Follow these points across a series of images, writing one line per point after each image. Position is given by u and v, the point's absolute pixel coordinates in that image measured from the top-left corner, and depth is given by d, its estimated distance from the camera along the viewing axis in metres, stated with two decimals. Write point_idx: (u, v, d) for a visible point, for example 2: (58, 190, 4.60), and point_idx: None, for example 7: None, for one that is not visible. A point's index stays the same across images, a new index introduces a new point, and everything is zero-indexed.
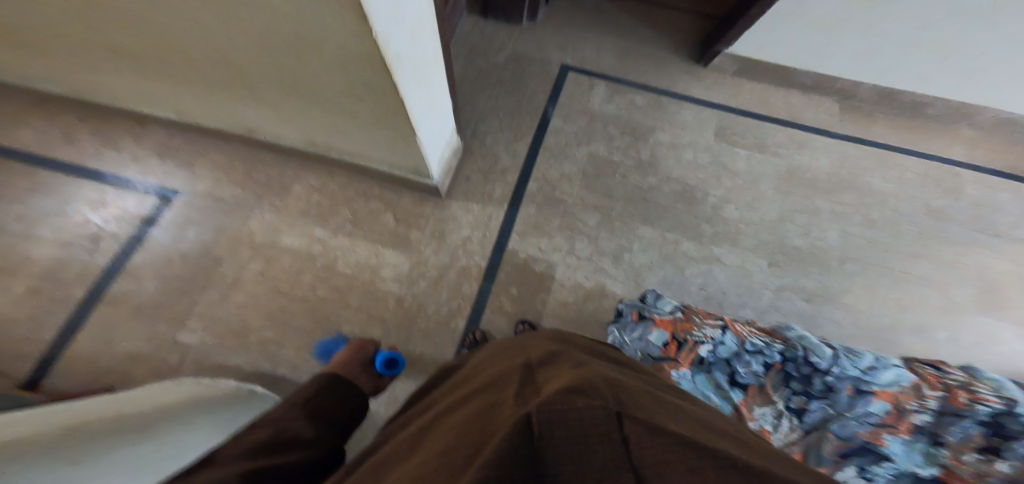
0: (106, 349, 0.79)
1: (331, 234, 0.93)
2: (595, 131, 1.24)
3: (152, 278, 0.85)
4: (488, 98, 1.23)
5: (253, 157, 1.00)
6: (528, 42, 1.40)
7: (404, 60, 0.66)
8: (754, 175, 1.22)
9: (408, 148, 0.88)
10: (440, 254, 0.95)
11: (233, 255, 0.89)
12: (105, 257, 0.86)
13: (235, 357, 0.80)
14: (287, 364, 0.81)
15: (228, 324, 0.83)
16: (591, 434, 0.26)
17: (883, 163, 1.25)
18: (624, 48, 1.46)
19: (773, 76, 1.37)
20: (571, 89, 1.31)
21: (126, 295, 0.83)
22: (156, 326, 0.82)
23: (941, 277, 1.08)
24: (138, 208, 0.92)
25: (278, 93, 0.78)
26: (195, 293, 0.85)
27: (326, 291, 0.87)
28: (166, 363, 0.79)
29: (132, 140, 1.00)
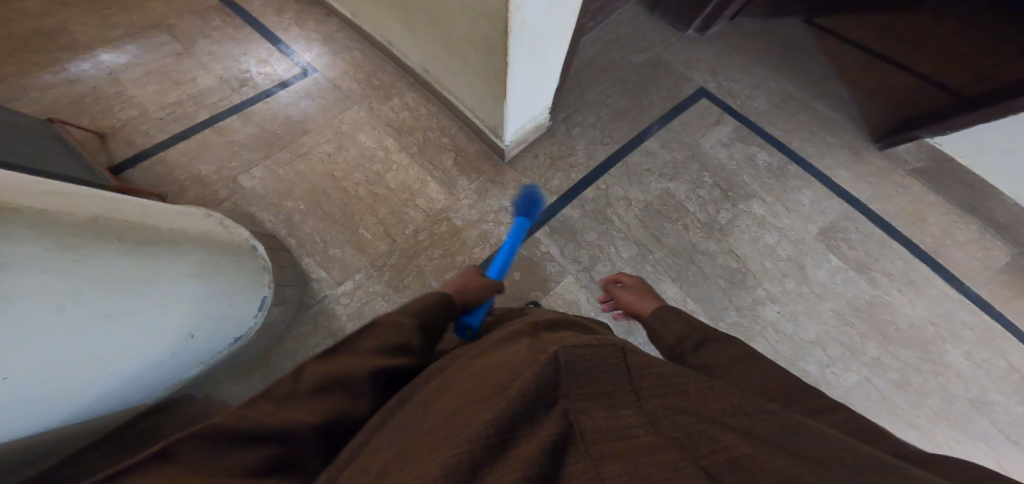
0: (187, 164, 1.00)
1: (397, 149, 1.04)
2: (686, 168, 1.17)
3: (255, 125, 1.05)
4: (601, 93, 1.20)
5: (378, 61, 1.13)
6: (681, 51, 1.30)
7: (525, 26, 0.70)
8: (825, 290, 1.08)
9: (493, 105, 0.92)
10: (472, 209, 1.02)
11: (318, 133, 1.05)
12: (236, 96, 1.07)
13: (264, 212, 0.97)
14: (297, 238, 0.96)
15: (282, 184, 1.00)
16: (603, 363, 0.38)
17: (984, 343, 1.02)
18: (783, 95, 1.29)
19: (965, 192, 1.13)
20: (692, 116, 1.22)
21: (229, 130, 1.04)
22: (231, 163, 1.01)
23: (908, 445, 0.94)
24: (285, 74, 1.10)
25: (416, 16, 0.87)
26: (274, 149, 1.02)
27: (366, 193, 1.00)
28: (216, 194, 0.97)
29: (304, 15, 1.19)
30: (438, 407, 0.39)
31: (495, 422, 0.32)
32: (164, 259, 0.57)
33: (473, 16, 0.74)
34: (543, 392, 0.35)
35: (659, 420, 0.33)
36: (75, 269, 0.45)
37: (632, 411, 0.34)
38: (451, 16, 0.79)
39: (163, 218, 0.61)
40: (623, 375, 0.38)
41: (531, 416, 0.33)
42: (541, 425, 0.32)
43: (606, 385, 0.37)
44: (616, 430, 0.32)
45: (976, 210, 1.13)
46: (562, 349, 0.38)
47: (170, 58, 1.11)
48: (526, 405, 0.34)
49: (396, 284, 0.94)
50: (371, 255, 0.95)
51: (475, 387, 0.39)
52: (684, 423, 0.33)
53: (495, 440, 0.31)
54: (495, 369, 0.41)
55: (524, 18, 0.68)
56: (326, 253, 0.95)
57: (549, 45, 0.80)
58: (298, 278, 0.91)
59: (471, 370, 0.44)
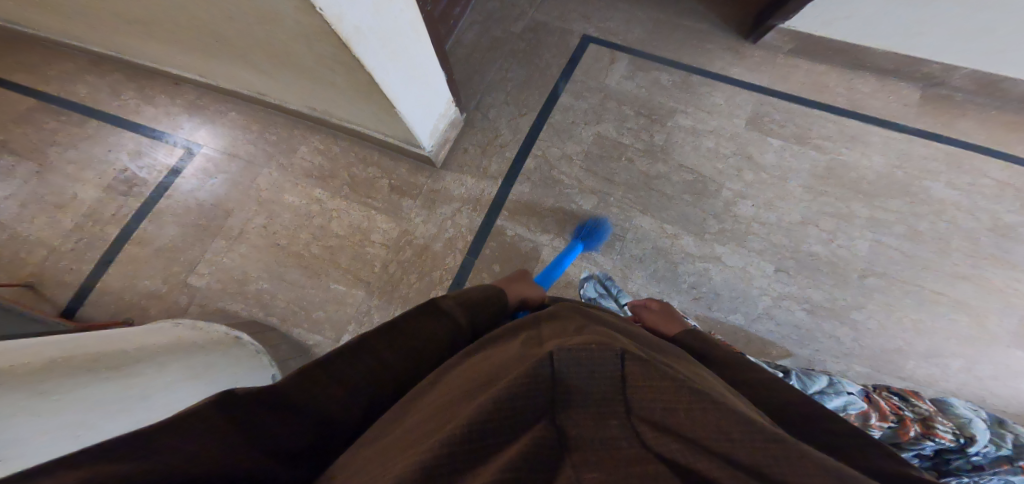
0: (130, 285, 0.91)
1: (329, 195, 0.99)
2: (606, 110, 1.19)
3: (170, 222, 0.97)
4: (499, 70, 1.21)
5: (267, 118, 1.06)
6: (551, 10, 1.33)
7: (368, 33, 0.67)
8: (784, 169, 1.14)
9: (392, 117, 0.89)
10: (428, 225, 0.98)
11: (241, 209, 0.98)
12: (135, 201, 0.99)
13: (234, 303, 0.90)
14: (278, 315, 0.90)
15: (229, 270, 0.93)
16: (599, 369, 0.35)
17: (955, 166, 1.11)
18: (657, 20, 1.37)
19: (841, 56, 1.23)
20: (588, 64, 1.26)
21: (147, 237, 0.95)
22: (173, 269, 0.93)
23: (983, 303, 0.99)
24: (166, 157, 1.03)
25: (270, 62, 0.83)
26: (202, 240, 0.95)
27: (318, 248, 0.94)
28: (178, 303, 0.90)
29: (166, 97, 1.10)
30: (424, 411, 0.37)
31: (483, 420, 0.31)
32: (151, 375, 0.55)
33: (316, 39, 0.68)
34: (530, 396, 0.33)
35: (643, 433, 0.32)
36: (70, 408, 0.45)
37: (620, 425, 0.33)
38: (297, 52, 0.75)
39: (121, 342, 0.59)
40: (616, 384, 0.35)
41: (515, 420, 0.31)
42: (528, 429, 0.31)
43: (598, 392, 0.34)
44: (600, 441, 0.31)
45: (861, 65, 1.23)
46: (561, 353, 0.35)
47: (32, 180, 1.01)
48: (514, 407, 0.32)
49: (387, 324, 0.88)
50: (353, 304, 0.91)
51: (462, 389, 0.37)
52: (669, 442, 0.31)
53: (482, 437, 0.30)
54: (486, 368, 0.40)
55: (356, 23, 0.64)
56: (312, 318, 0.90)
57: (410, 40, 0.77)
58: (297, 351, 0.84)
59: (462, 371, 0.41)
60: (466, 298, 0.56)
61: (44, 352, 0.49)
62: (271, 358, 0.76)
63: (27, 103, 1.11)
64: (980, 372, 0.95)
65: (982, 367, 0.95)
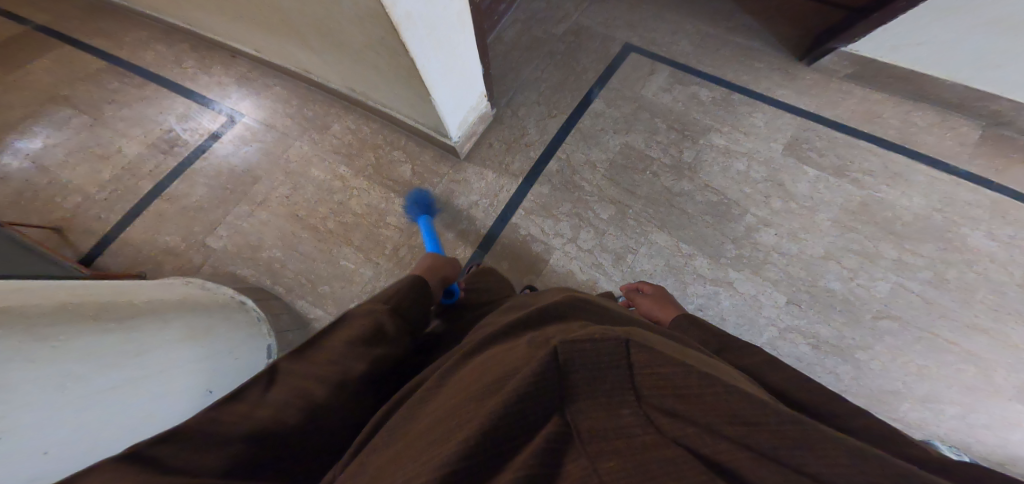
0: (149, 241, 0.97)
1: (353, 175, 1.02)
2: (637, 119, 1.18)
3: (202, 183, 1.03)
4: (535, 69, 1.22)
5: (307, 94, 1.11)
6: (596, 15, 1.33)
7: (416, 18, 0.69)
8: (815, 201, 1.10)
9: (425, 105, 0.91)
10: (443, 215, 1.00)
11: (269, 178, 1.03)
12: (173, 160, 1.05)
13: (243, 268, 0.95)
14: (284, 285, 0.94)
15: (247, 235, 0.98)
16: (603, 357, 0.35)
17: (1000, 216, 1.04)
18: (704, 34, 1.33)
19: (905, 85, 1.17)
20: (626, 71, 1.25)
21: (179, 195, 1.01)
22: (194, 229, 0.98)
23: (991, 356, 0.94)
24: (210, 123, 1.09)
25: (318, 41, 0.87)
26: (230, 204, 1.00)
27: (335, 224, 0.98)
28: (189, 262, 0.95)
29: (219, 67, 1.16)
30: (442, 402, 0.38)
31: (495, 422, 0.31)
32: (154, 330, 0.58)
33: (364, 22, 0.70)
34: (538, 394, 0.33)
35: (656, 419, 0.32)
36: (61, 357, 0.45)
37: (631, 413, 0.33)
38: (345, 31, 0.78)
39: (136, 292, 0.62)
40: (623, 370, 0.35)
41: (527, 421, 0.32)
42: (540, 429, 0.32)
43: (605, 383, 0.35)
44: (612, 432, 0.31)
45: (926, 97, 1.16)
46: (564, 344, 0.36)
47: (84, 131, 1.09)
48: (524, 408, 0.33)
49: None
50: (360, 281, 0.94)
51: (474, 383, 0.38)
52: (683, 426, 0.31)
53: (497, 436, 0.31)
54: (495, 362, 0.40)
55: (409, 9, 0.66)
56: (316, 292, 0.93)
57: (454, 31, 0.78)
58: (296, 322, 0.89)
59: (472, 367, 0.42)
60: (398, 296, 0.61)
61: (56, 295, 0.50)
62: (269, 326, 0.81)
63: (95, 61, 1.20)
64: (973, 421, 0.90)
65: (976, 416, 0.90)
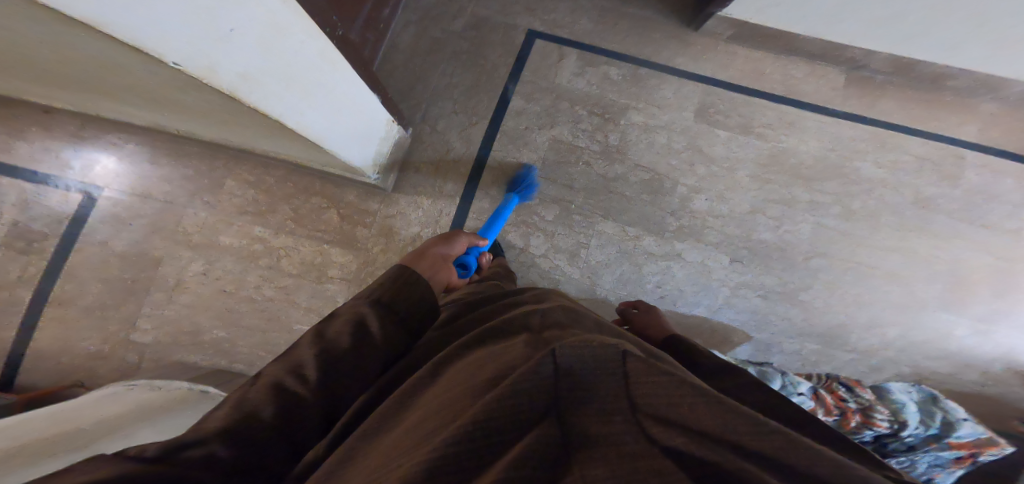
0: (66, 349, 0.84)
1: (272, 233, 0.89)
2: (559, 111, 1.15)
3: (89, 280, 0.86)
4: (444, 74, 1.13)
5: (178, 148, 0.91)
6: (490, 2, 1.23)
7: (257, 73, 0.59)
8: (732, 161, 1.17)
9: (320, 150, 0.81)
10: (390, 253, 0.92)
11: (173, 256, 0.88)
12: (43, 257, 0.87)
13: (195, 355, 0.85)
14: (244, 361, 0.85)
15: (173, 325, 0.86)
16: (601, 362, 0.32)
17: (881, 144, 1.18)
18: (603, 7, 1.30)
19: (775, 41, 1.23)
20: (536, 62, 1.20)
21: (72, 298, 0.86)
22: (111, 328, 0.85)
23: (911, 270, 1.10)
24: (64, 206, 0.88)
25: (165, 103, 0.72)
26: (140, 293, 0.87)
27: (272, 291, 0.87)
28: (125, 362, 0.84)
29: (40, 131, 0.90)
30: (419, 415, 0.34)
31: (469, 431, 0.27)
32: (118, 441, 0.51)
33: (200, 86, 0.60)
34: (525, 395, 0.29)
35: (651, 426, 0.28)
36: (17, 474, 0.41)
37: (624, 421, 0.28)
38: (188, 97, 0.66)
39: (83, 417, 0.57)
40: (619, 378, 0.31)
41: (506, 423, 0.28)
42: (521, 433, 0.27)
43: (599, 388, 0.30)
44: (603, 438, 0.27)
45: (793, 50, 1.24)
46: (559, 345, 0.33)
47: None
48: (504, 411, 0.28)
49: None
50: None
51: (457, 391, 0.34)
52: (680, 436, 0.27)
53: (473, 438, 0.27)
54: (477, 374, 0.36)
55: (241, 69, 0.57)
56: None
57: (315, 88, 0.68)
58: None
59: (446, 382, 0.37)
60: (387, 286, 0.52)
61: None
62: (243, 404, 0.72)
63: None
64: (913, 337, 1.07)
65: (915, 333, 1.07)
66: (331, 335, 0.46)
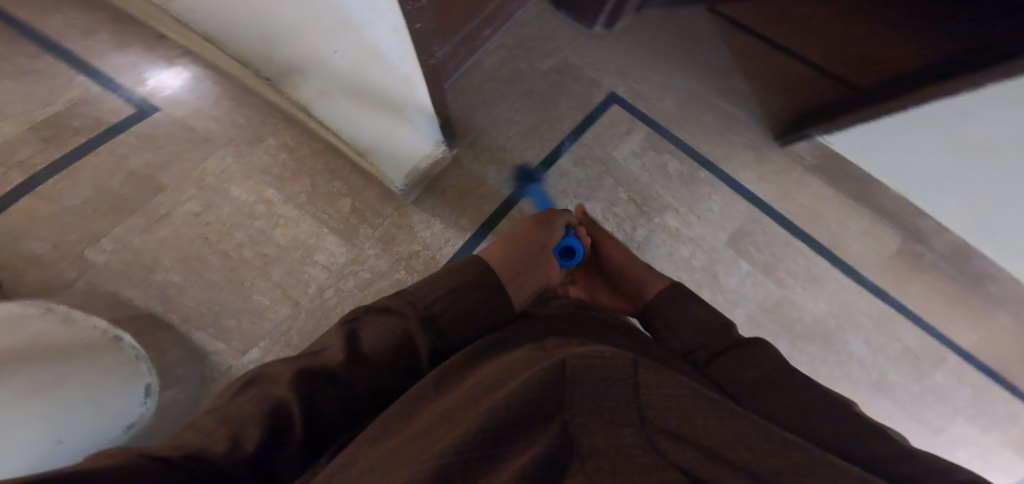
0: (13, 243, 0.85)
1: (282, 200, 0.93)
2: (601, 186, 1.14)
3: (89, 183, 0.90)
4: (508, 107, 1.12)
5: (241, 98, 0.97)
6: (586, 52, 1.22)
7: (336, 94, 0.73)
8: (736, 295, 1.16)
9: (369, 153, 0.89)
10: (380, 259, 0.94)
11: (178, 189, 0.92)
12: (53, 151, 0.90)
13: (132, 291, 0.86)
14: (180, 312, 0.87)
15: (137, 255, 0.88)
16: (614, 376, 0.39)
17: (880, 326, 1.15)
18: (692, 94, 1.27)
19: (853, 184, 1.19)
20: (603, 128, 1.18)
21: (54, 195, 0.88)
22: (70, 238, 0.87)
23: None
24: (116, 113, 0.94)
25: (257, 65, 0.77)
26: (125, 212, 0.89)
27: (251, 253, 0.90)
28: (62, 276, 0.85)
29: (128, 40, 0.97)
30: (435, 414, 0.39)
31: (502, 418, 0.34)
32: None
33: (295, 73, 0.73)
34: (546, 399, 0.36)
35: (655, 438, 0.36)
36: None
37: (631, 431, 0.36)
38: (287, 74, 0.74)
39: None
40: (629, 390, 0.38)
41: (531, 420, 0.35)
42: (545, 431, 0.35)
43: (610, 401, 0.38)
44: (615, 445, 0.35)
45: (867, 201, 1.19)
46: (569, 355, 0.39)
47: None
48: (531, 408, 0.35)
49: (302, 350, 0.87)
50: (271, 320, 0.88)
51: (485, 379, 0.41)
52: (682, 450, 0.35)
53: (489, 446, 0.33)
54: (504, 369, 0.43)
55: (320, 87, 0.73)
56: (220, 324, 0.87)
57: (380, 117, 0.76)
58: (188, 357, 0.84)
59: (480, 372, 0.44)
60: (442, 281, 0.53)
61: None
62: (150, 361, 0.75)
63: None
64: None
65: None
66: (364, 350, 0.46)
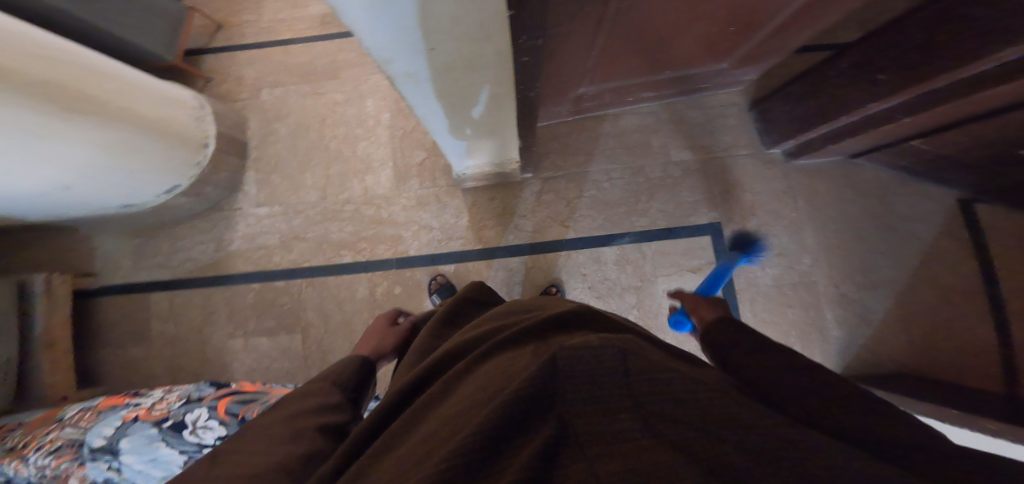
0: (245, 65, 1.24)
1: (387, 128, 1.12)
2: (619, 297, 0.96)
3: (309, 58, 1.22)
4: (605, 170, 1.02)
5: None
6: (735, 169, 0.99)
7: (444, 70, 0.52)
8: None
9: (467, 134, 0.78)
10: (403, 213, 1.05)
11: (343, 82, 1.18)
12: (310, 23, 1.26)
13: (257, 126, 1.17)
14: (266, 158, 1.14)
15: (284, 108, 1.18)
16: (603, 364, 0.37)
17: None
18: (805, 281, 0.92)
19: None
20: (669, 247, 0.97)
21: (286, 50, 1.24)
22: (267, 77, 1.22)
23: None
24: None
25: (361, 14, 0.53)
26: (305, 79, 1.20)
27: (335, 148, 1.12)
28: (237, 93, 1.21)
29: None
30: (439, 421, 0.38)
31: (487, 425, 0.33)
32: (146, 162, 0.87)
33: (397, 54, 0.45)
34: (535, 392, 0.35)
35: (656, 423, 0.33)
36: (104, 149, 0.78)
37: (627, 418, 0.34)
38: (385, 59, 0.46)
39: (160, 110, 0.87)
40: (621, 377, 0.36)
41: (521, 420, 0.34)
42: (537, 431, 0.33)
43: (602, 388, 0.36)
44: (607, 429, 0.33)
45: None
46: (560, 349, 0.38)
47: None
48: (518, 414, 0.34)
49: (299, 231, 1.07)
50: (298, 198, 1.09)
51: (489, 381, 0.40)
52: (678, 431, 0.32)
53: (489, 449, 0.32)
54: (501, 372, 0.41)
55: (410, 68, 0.50)
56: (269, 177, 1.12)
57: (501, 90, 0.60)
58: (230, 183, 1.10)
59: (481, 375, 0.42)
60: (338, 369, 0.64)
61: (132, 108, 0.80)
62: (206, 174, 1.02)
63: None
64: None
65: None
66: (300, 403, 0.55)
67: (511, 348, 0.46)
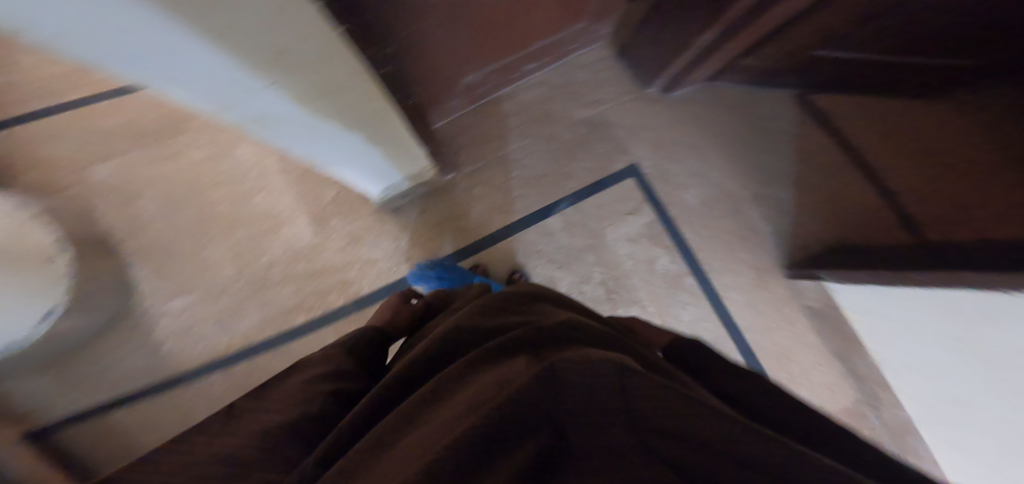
0: (54, 145, 0.98)
1: (278, 171, 1.00)
2: (578, 259, 1.01)
3: (141, 117, 1.01)
4: (522, 148, 1.05)
5: None
6: (629, 114, 1.09)
7: (301, 103, 0.49)
8: None
9: (360, 156, 0.72)
10: (337, 255, 0.96)
11: (201, 136, 1.01)
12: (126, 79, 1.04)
13: (111, 213, 0.95)
14: (139, 248, 0.94)
15: (137, 182, 0.97)
16: (608, 382, 0.32)
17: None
18: (720, 191, 1.06)
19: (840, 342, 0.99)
20: (607, 199, 1.04)
21: (106, 115, 1.01)
22: (94, 153, 0.98)
23: None
24: None
25: None
26: (150, 143, 1.00)
27: (226, 210, 0.97)
28: (60, 182, 0.96)
29: None
30: (424, 420, 0.35)
31: (477, 439, 0.29)
32: None
33: (235, 99, 0.42)
34: (527, 408, 0.31)
35: (660, 448, 0.30)
36: None
37: (625, 435, 0.31)
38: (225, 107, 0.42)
39: None
40: (622, 399, 0.32)
41: (511, 430, 0.31)
42: (524, 448, 0.30)
43: (601, 404, 0.32)
44: (603, 448, 0.31)
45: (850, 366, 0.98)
46: (560, 362, 0.33)
47: None
48: (506, 425, 0.30)
49: (227, 312, 0.92)
50: (204, 279, 0.93)
51: (479, 390, 0.36)
52: (674, 450, 0.30)
53: (483, 453, 0.29)
54: (493, 381, 0.36)
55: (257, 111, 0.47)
56: (158, 265, 0.94)
57: (366, 102, 0.57)
58: (116, 290, 0.90)
59: (476, 381, 0.38)
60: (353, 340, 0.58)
61: None
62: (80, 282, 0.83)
63: None
64: None
65: None
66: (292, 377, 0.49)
67: (511, 354, 0.40)
